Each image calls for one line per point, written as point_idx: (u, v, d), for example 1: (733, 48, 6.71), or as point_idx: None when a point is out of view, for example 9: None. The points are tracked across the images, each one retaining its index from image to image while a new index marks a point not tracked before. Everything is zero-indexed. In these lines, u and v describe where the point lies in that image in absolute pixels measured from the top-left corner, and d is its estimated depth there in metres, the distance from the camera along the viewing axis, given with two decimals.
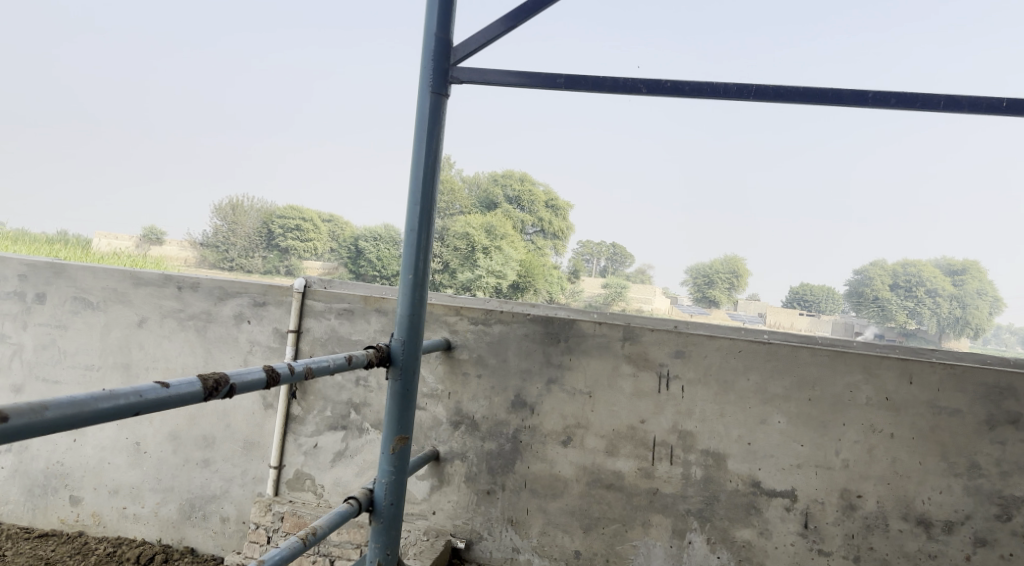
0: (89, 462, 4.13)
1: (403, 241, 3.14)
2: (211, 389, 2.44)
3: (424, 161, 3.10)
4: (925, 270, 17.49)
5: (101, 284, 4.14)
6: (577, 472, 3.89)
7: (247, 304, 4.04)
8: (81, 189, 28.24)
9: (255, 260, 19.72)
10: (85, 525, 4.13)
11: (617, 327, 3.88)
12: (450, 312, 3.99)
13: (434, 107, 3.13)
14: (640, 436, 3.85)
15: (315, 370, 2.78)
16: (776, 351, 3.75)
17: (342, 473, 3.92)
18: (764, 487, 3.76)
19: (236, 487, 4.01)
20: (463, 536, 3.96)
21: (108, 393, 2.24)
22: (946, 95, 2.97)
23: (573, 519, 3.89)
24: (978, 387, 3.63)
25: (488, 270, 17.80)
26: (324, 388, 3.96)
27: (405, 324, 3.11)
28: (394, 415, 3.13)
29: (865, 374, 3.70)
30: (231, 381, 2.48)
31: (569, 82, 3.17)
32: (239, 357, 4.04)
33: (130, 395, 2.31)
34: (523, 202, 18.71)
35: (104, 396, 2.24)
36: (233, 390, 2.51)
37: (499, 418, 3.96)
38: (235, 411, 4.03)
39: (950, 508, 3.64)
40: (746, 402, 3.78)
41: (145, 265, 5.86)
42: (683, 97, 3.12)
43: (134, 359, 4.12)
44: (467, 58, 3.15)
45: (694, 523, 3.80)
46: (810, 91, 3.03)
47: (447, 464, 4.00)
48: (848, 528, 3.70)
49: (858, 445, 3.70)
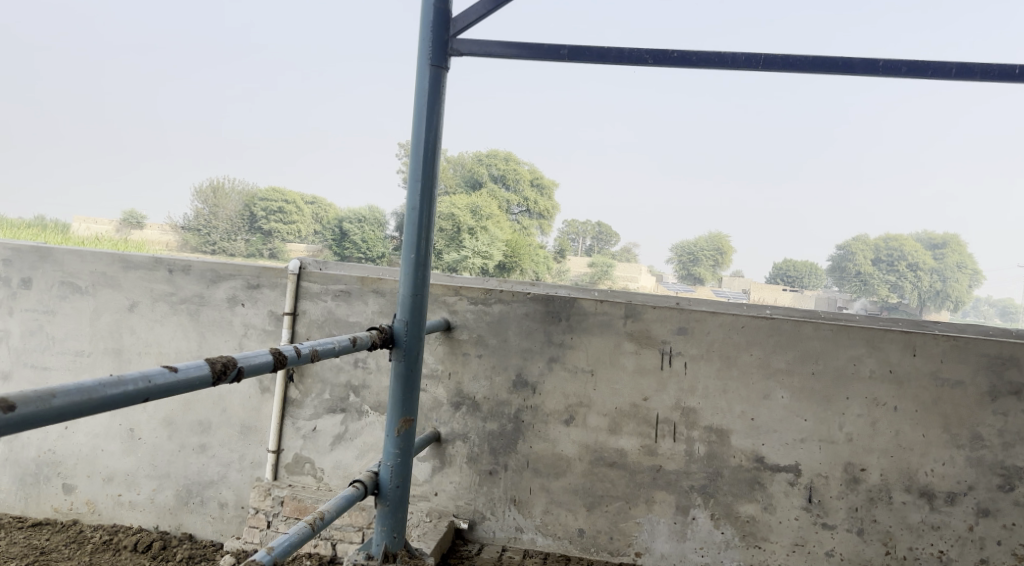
0: (81, 450, 4.05)
1: (404, 218, 3.07)
2: (220, 372, 2.37)
3: (425, 135, 3.02)
4: (908, 245, 18.03)
5: (90, 268, 4.04)
6: (580, 450, 3.86)
7: (240, 286, 3.96)
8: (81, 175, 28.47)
9: (238, 243, 19.62)
10: (79, 513, 4.05)
11: (619, 305, 3.84)
12: (449, 292, 3.93)
13: (434, 81, 3.04)
14: (643, 414, 3.82)
15: (320, 353, 2.72)
16: (778, 326, 3.72)
17: (342, 456, 3.87)
18: (767, 462, 3.74)
19: (234, 473, 3.95)
20: (466, 517, 3.93)
21: (114, 380, 2.17)
22: (959, 63, 2.93)
23: (576, 497, 3.86)
24: (981, 358, 3.62)
25: (475, 251, 17.00)
26: (322, 370, 3.89)
27: (409, 305, 3.05)
28: (399, 397, 3.07)
29: (869, 347, 3.68)
30: (239, 364, 2.42)
31: (573, 53, 3.11)
32: (234, 340, 3.97)
33: (137, 381, 2.23)
34: (510, 178, 20.36)
35: (112, 383, 2.16)
36: (241, 373, 2.45)
37: (501, 398, 3.91)
38: (231, 395, 3.96)
39: (953, 480, 3.64)
40: (749, 377, 3.75)
41: (129, 249, 5.75)
42: (691, 67, 3.05)
43: (126, 344, 4.03)
44: (467, 29, 3.07)
45: (698, 499, 3.78)
46: (819, 59, 2.98)
47: (449, 445, 3.95)
48: (851, 501, 3.69)
49: (862, 418, 3.69)
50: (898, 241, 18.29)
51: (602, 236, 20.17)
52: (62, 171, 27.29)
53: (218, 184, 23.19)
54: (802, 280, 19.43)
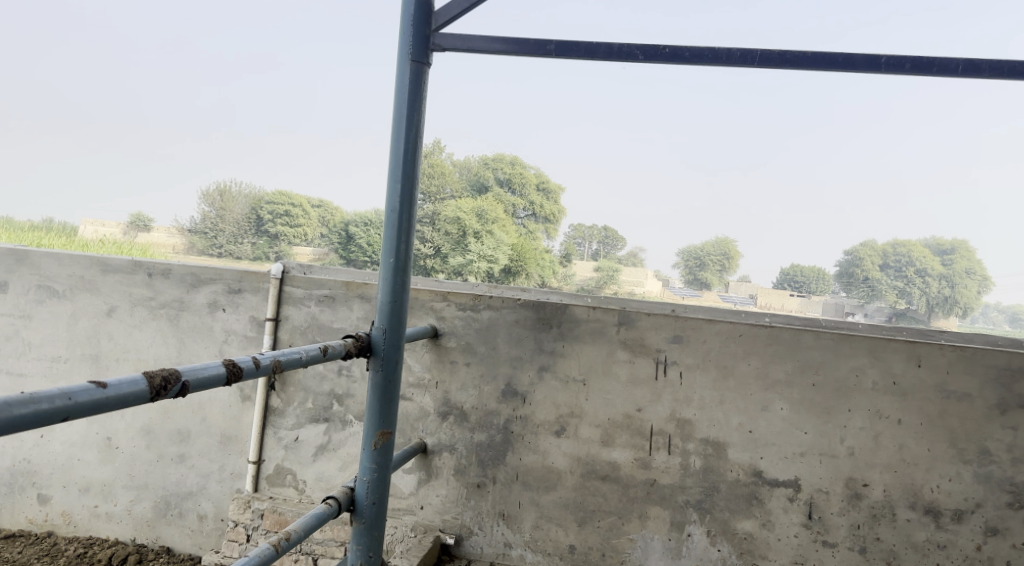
0: (58, 459, 3.93)
1: (383, 220, 2.94)
2: (159, 388, 2.23)
3: (404, 138, 2.89)
4: (916, 251, 18.36)
5: (67, 272, 3.92)
6: (571, 462, 3.72)
7: (221, 291, 3.83)
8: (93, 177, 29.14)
9: (243, 246, 20.05)
10: (54, 525, 3.93)
11: (612, 312, 3.69)
12: (436, 298, 3.79)
13: (415, 78, 2.91)
14: (637, 425, 3.68)
15: (284, 363, 2.58)
16: (777, 335, 3.58)
17: (324, 468, 3.74)
18: (766, 476, 3.59)
19: (213, 484, 3.83)
20: (452, 532, 3.79)
21: (26, 399, 2.04)
22: (966, 59, 2.78)
23: (567, 513, 3.72)
24: (989, 370, 3.46)
25: (480, 255, 19.04)
26: (305, 379, 3.76)
27: (386, 312, 2.92)
28: (375, 409, 2.94)
29: (871, 357, 3.53)
30: (182, 378, 2.28)
31: (560, 49, 2.97)
32: (214, 347, 3.84)
33: (58, 398, 2.10)
34: (515, 182, 21.72)
35: (24, 401, 2.03)
36: (186, 388, 2.31)
37: (489, 408, 3.78)
38: (211, 403, 3.83)
39: (960, 497, 3.48)
40: (746, 388, 3.61)
41: (133, 249, 5.82)
42: (683, 63, 2.91)
43: (103, 350, 3.91)
44: (449, 23, 2.95)
45: (693, 515, 3.64)
46: (818, 56, 2.83)
47: (435, 457, 3.82)
48: (853, 518, 3.54)
49: (864, 432, 3.54)
50: (906, 246, 18.76)
51: (607, 241, 22.40)
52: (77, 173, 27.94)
53: (225, 187, 23.47)
54: (810, 285, 19.26)
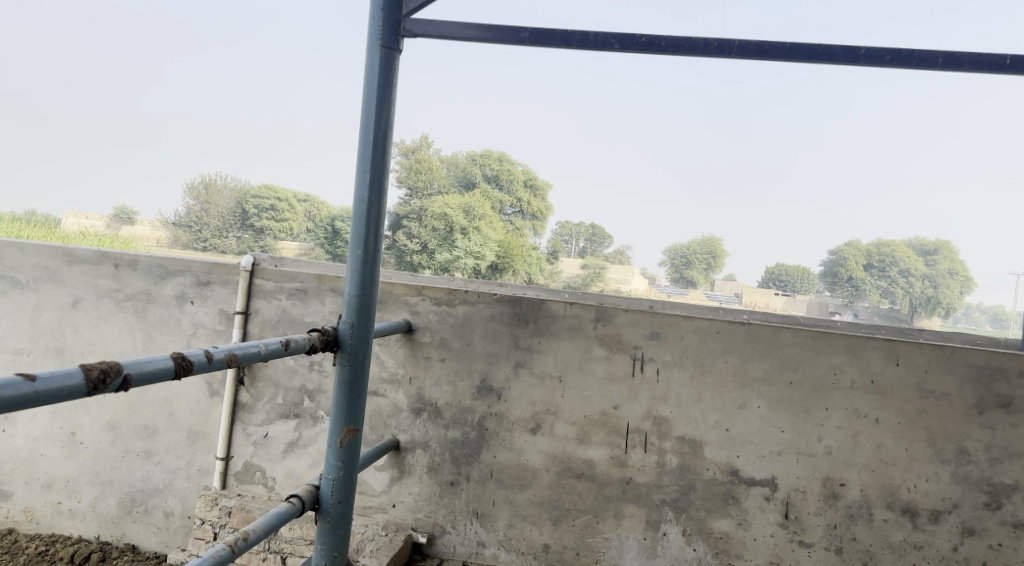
0: (20, 454, 3.83)
1: (351, 211, 2.87)
2: (97, 381, 2.20)
3: (373, 128, 2.83)
4: (900, 251, 18.96)
5: (31, 262, 3.82)
6: (546, 461, 3.66)
7: (190, 283, 3.75)
8: (86, 167, 29.20)
9: (228, 239, 20.10)
10: (15, 522, 3.84)
11: (589, 307, 3.64)
12: (411, 292, 3.72)
13: (385, 63, 2.84)
14: (613, 423, 3.62)
15: (241, 357, 2.52)
16: (755, 332, 3.53)
17: (294, 465, 3.66)
18: (743, 475, 3.55)
19: (181, 481, 3.74)
20: (425, 530, 3.72)
21: None
22: (945, 53, 2.74)
23: (541, 511, 3.66)
24: (968, 369, 3.43)
25: (467, 251, 19.21)
26: (275, 374, 3.68)
27: (354, 306, 2.86)
28: (342, 404, 2.87)
29: (850, 355, 3.49)
30: (124, 371, 2.24)
31: (534, 36, 2.93)
32: (182, 340, 3.75)
33: None
34: (501, 180, 22.03)
35: None
36: (129, 381, 2.26)
37: (463, 405, 3.71)
38: (179, 398, 3.74)
39: (937, 497, 3.45)
40: (723, 386, 3.56)
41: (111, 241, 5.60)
42: (659, 52, 2.86)
43: (68, 343, 3.82)
44: (420, 9, 2.89)
45: (669, 514, 3.58)
46: (796, 46, 2.79)
47: (408, 454, 3.75)
48: (830, 518, 3.50)
49: (842, 430, 3.50)
50: (890, 247, 19.17)
51: (594, 239, 21.47)
52: (70, 162, 28.01)
53: (210, 179, 23.46)
54: (795, 284, 19.47)
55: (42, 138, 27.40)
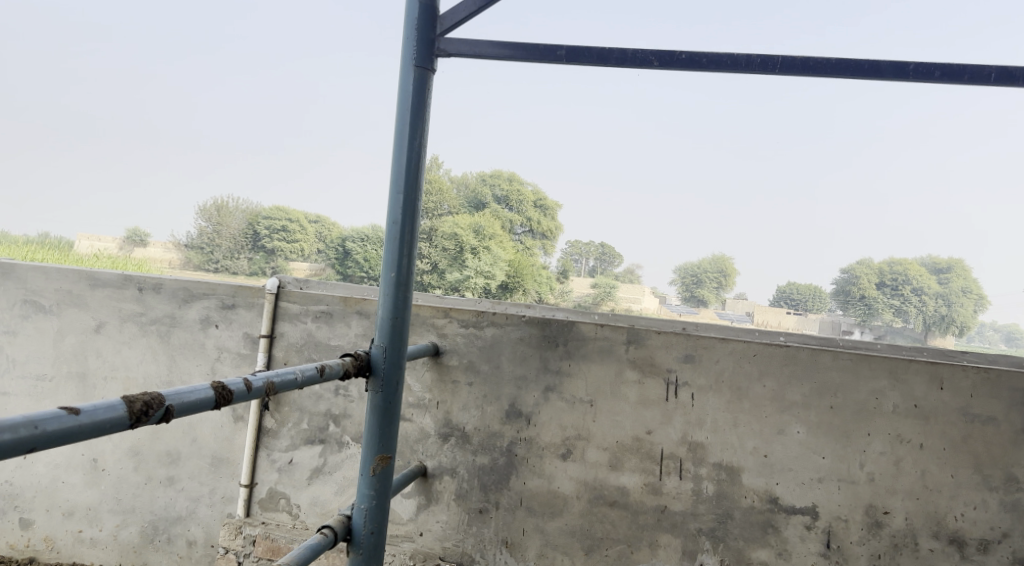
0: (41, 482, 3.76)
1: (384, 233, 2.82)
2: (139, 414, 2.26)
3: (407, 149, 2.77)
4: (913, 270, 18.57)
5: (55, 286, 3.77)
6: (578, 487, 3.56)
7: (214, 307, 3.69)
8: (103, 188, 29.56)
9: (241, 261, 20.18)
10: (36, 551, 3.76)
11: (621, 329, 3.55)
12: (438, 314, 3.66)
13: (419, 84, 2.80)
14: (646, 448, 3.52)
15: (276, 386, 2.54)
16: (794, 354, 3.43)
17: (320, 492, 3.57)
18: (782, 503, 3.44)
19: (204, 508, 3.66)
20: (453, 561, 3.62)
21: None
22: (998, 68, 2.70)
23: (573, 540, 3.55)
24: (1014, 393, 3.32)
25: (477, 271, 19.17)
26: (300, 399, 3.60)
27: (388, 330, 2.79)
28: (376, 432, 2.81)
29: (892, 379, 3.39)
30: (165, 403, 2.30)
31: (571, 55, 2.87)
32: (206, 365, 3.69)
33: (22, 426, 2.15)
34: (512, 201, 21.90)
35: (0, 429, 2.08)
36: (168, 413, 2.32)
37: (492, 430, 3.62)
38: (201, 423, 3.67)
39: (986, 526, 3.33)
40: (761, 411, 3.46)
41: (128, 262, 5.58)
42: (700, 70, 2.81)
43: (90, 368, 3.76)
44: (454, 28, 2.86)
45: (706, 543, 3.47)
46: (843, 62, 2.74)
47: (435, 481, 3.66)
48: (874, 547, 3.38)
49: (884, 457, 3.39)
50: (902, 265, 18.97)
51: (604, 257, 21.58)
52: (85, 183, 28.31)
53: (224, 201, 23.41)
54: (806, 304, 19.42)
55: (53, 162, 27.72)
